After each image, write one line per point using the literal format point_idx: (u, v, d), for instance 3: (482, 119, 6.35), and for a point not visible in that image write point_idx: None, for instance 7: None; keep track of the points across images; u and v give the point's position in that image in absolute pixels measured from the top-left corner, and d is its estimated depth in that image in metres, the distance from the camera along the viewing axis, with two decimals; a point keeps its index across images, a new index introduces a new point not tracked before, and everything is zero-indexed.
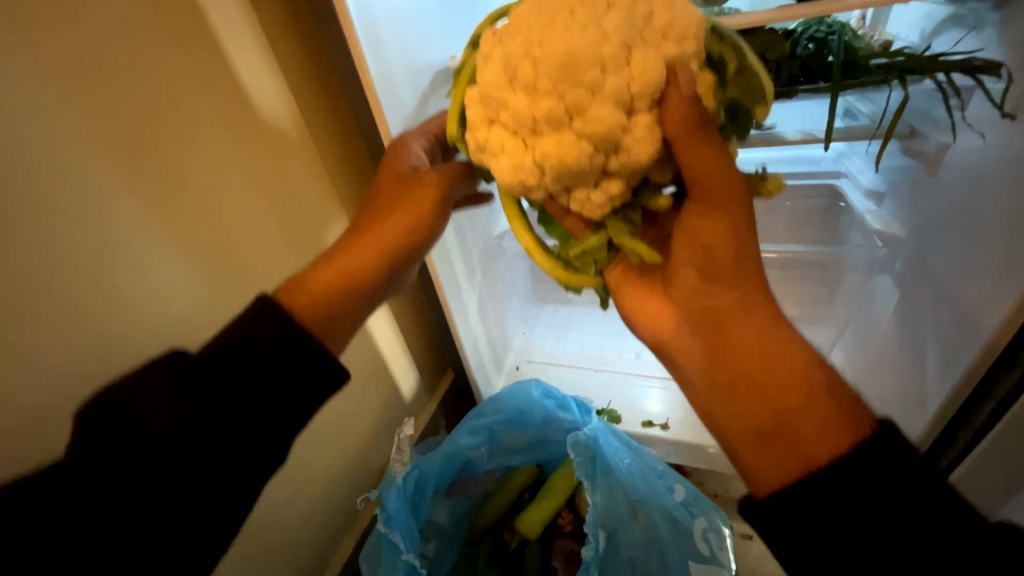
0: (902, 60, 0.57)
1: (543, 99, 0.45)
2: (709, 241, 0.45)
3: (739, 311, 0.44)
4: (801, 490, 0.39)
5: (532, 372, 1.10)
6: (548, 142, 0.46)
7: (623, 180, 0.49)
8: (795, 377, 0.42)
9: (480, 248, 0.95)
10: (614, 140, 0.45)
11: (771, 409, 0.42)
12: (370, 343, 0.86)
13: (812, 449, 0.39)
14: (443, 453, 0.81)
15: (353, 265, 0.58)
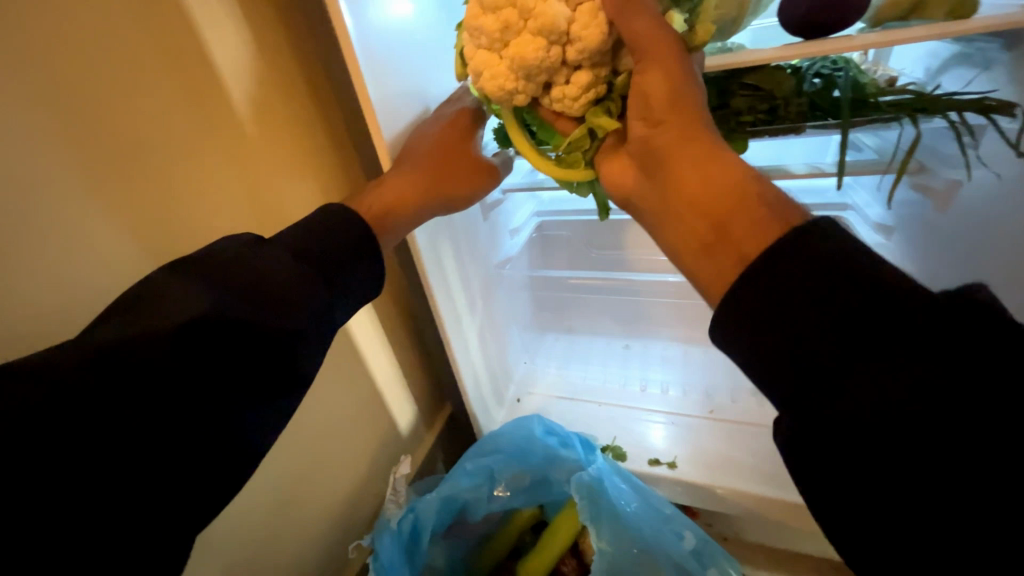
0: (911, 98, 0.57)
1: (502, 10, 0.51)
2: (652, 93, 0.46)
3: (682, 145, 0.45)
4: (741, 292, 0.39)
5: (533, 405, 1.07)
6: (512, 44, 0.52)
7: (592, 72, 0.53)
8: (731, 202, 0.42)
9: (481, 277, 0.92)
10: (562, 30, 0.50)
11: (709, 219, 0.43)
12: (367, 374, 0.83)
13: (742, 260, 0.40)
14: (441, 496, 0.76)
15: (417, 178, 0.63)
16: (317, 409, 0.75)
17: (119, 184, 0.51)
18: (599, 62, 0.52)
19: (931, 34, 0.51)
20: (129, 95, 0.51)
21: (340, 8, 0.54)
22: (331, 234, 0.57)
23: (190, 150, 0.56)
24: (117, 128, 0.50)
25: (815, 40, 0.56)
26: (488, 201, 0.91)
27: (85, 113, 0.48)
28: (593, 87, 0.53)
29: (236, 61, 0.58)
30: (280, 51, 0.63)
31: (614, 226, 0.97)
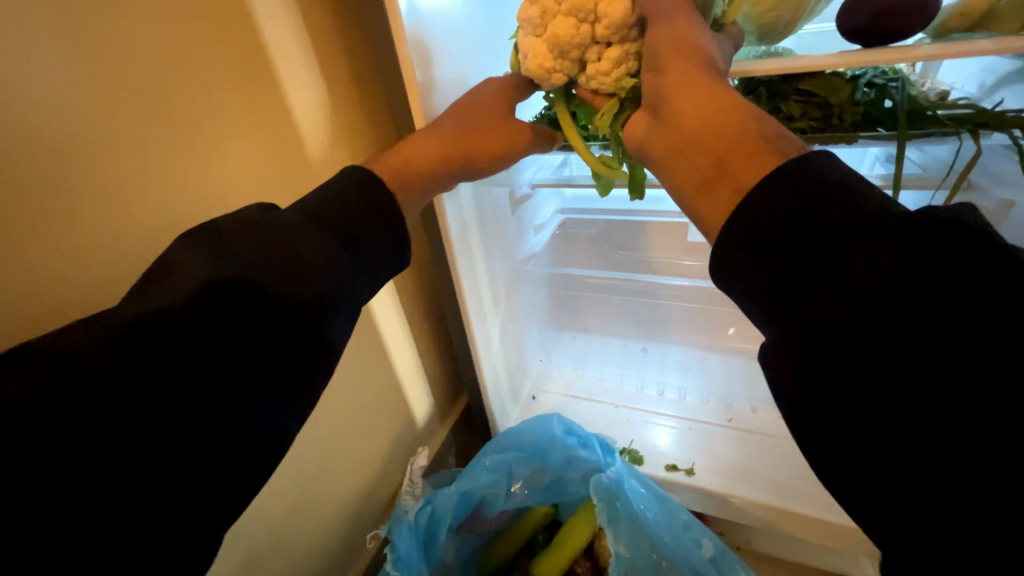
0: (970, 112, 0.56)
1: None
2: (659, 40, 0.46)
3: (682, 82, 0.43)
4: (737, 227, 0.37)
5: (548, 403, 1.06)
6: (550, 25, 0.52)
7: (622, 47, 0.51)
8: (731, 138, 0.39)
9: (505, 273, 0.91)
10: (590, 8, 0.50)
11: (708, 155, 0.40)
12: (389, 366, 0.83)
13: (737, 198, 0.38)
14: (459, 491, 0.76)
15: (446, 145, 0.60)
16: (341, 398, 0.75)
17: (169, 166, 0.50)
18: (630, 36, 0.51)
19: (997, 48, 0.49)
20: (177, 68, 0.49)
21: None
22: (347, 195, 0.53)
23: (234, 129, 0.55)
24: (165, 104, 0.49)
25: (875, 49, 0.54)
26: (516, 195, 0.90)
27: (136, 85, 0.46)
28: (625, 60, 0.52)
29: (282, 39, 0.57)
30: (324, 33, 0.62)
31: (642, 228, 0.95)
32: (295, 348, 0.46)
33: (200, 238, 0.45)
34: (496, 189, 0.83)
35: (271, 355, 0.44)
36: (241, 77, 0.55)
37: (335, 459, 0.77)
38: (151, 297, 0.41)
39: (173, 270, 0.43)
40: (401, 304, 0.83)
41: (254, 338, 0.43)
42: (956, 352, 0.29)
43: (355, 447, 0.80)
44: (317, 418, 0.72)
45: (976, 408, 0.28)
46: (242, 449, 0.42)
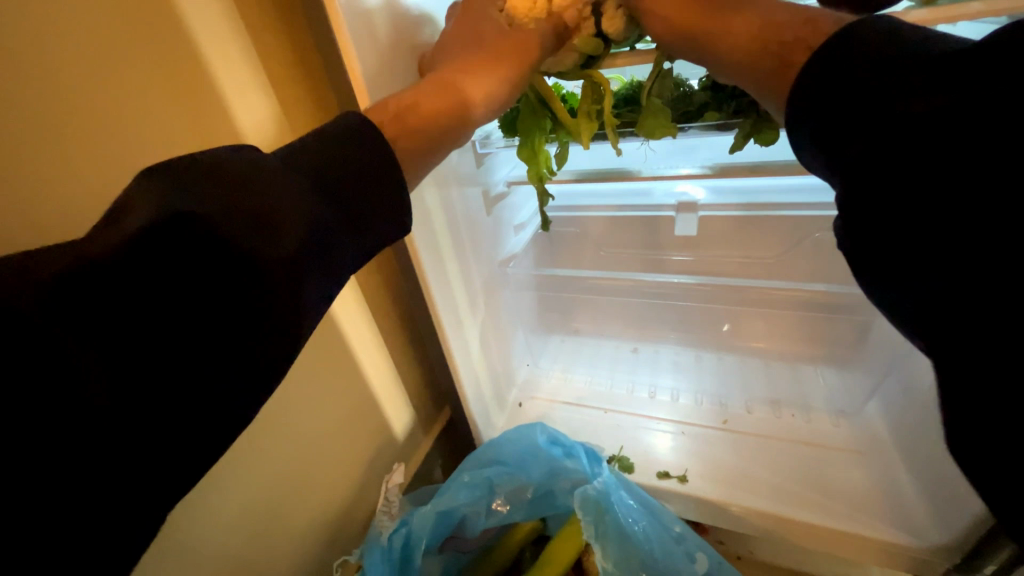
0: None
1: None
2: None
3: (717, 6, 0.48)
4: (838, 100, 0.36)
5: (536, 410, 1.02)
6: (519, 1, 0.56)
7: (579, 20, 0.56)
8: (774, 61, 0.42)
9: (483, 277, 0.87)
10: None
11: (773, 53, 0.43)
12: (361, 380, 0.79)
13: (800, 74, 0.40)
14: (437, 511, 0.71)
15: (482, 68, 0.54)
16: (311, 415, 0.72)
17: (99, 173, 0.48)
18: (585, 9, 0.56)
19: (989, 11, 0.45)
20: (87, 72, 0.45)
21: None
22: (347, 142, 0.46)
23: (171, 134, 0.52)
24: (84, 107, 0.46)
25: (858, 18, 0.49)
26: (492, 194, 0.85)
27: (45, 103, 0.43)
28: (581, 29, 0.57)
29: (213, 33, 0.52)
30: (264, 29, 0.57)
31: (624, 223, 0.91)
32: (269, 309, 0.39)
33: (169, 178, 0.38)
34: (469, 187, 0.79)
35: (245, 315, 0.39)
36: (169, 76, 0.50)
37: (305, 481, 0.73)
38: (104, 239, 0.35)
39: (125, 214, 0.36)
40: (373, 315, 0.78)
41: (225, 299, 0.38)
42: (951, 203, 0.29)
43: (329, 467, 0.77)
44: (284, 437, 0.68)
45: (978, 245, 0.28)
46: (203, 405, 0.38)
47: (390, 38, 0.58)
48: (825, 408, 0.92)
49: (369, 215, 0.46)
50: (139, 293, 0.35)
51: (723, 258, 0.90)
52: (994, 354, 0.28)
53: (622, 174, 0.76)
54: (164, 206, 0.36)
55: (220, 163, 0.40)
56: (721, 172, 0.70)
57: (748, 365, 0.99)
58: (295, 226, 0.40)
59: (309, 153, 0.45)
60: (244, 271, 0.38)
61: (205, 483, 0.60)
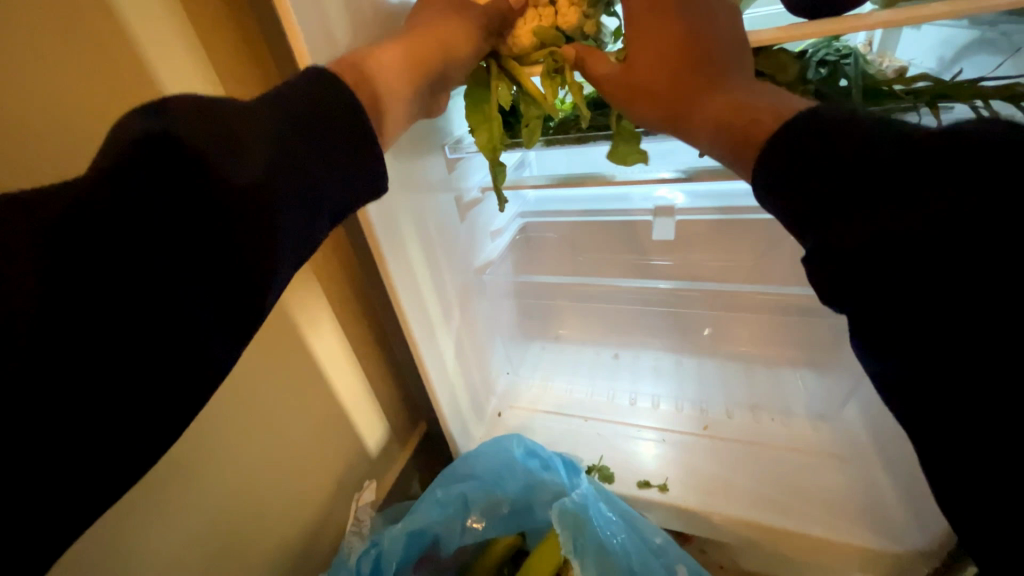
0: (930, 84, 0.52)
1: None
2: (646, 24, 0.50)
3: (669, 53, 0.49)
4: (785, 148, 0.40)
5: (516, 419, 1.00)
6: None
7: (539, 12, 0.57)
8: (742, 118, 0.44)
9: (458, 285, 0.85)
10: None
11: (737, 122, 0.45)
12: (331, 394, 0.76)
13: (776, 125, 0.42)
14: (408, 529, 0.68)
15: (423, 55, 0.53)
16: (275, 432, 0.69)
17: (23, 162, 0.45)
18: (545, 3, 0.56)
19: (948, 12, 0.45)
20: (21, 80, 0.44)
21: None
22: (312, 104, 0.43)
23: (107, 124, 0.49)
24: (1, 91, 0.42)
25: (823, 20, 0.49)
26: (466, 200, 0.84)
27: None
28: (540, 15, 0.57)
29: (160, 37, 0.51)
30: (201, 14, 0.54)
31: (601, 228, 0.91)
32: (254, 251, 0.39)
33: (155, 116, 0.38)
34: (440, 194, 0.77)
35: (229, 258, 0.38)
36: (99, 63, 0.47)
37: (270, 499, 0.70)
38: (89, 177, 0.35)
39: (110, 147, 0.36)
40: (343, 325, 0.76)
41: (207, 238, 0.37)
42: (944, 249, 0.32)
43: (297, 483, 0.74)
44: (243, 453, 0.65)
45: None
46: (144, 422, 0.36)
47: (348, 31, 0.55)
48: (806, 413, 0.91)
49: (345, 172, 0.44)
50: (123, 222, 0.35)
51: (701, 262, 0.89)
52: (948, 362, 0.32)
53: (597, 178, 0.75)
54: (151, 137, 0.36)
55: (209, 105, 0.39)
56: (694, 176, 0.69)
57: (728, 369, 0.99)
58: (277, 178, 0.40)
59: (295, 107, 0.43)
60: (231, 209, 0.38)
61: (157, 496, 0.56)
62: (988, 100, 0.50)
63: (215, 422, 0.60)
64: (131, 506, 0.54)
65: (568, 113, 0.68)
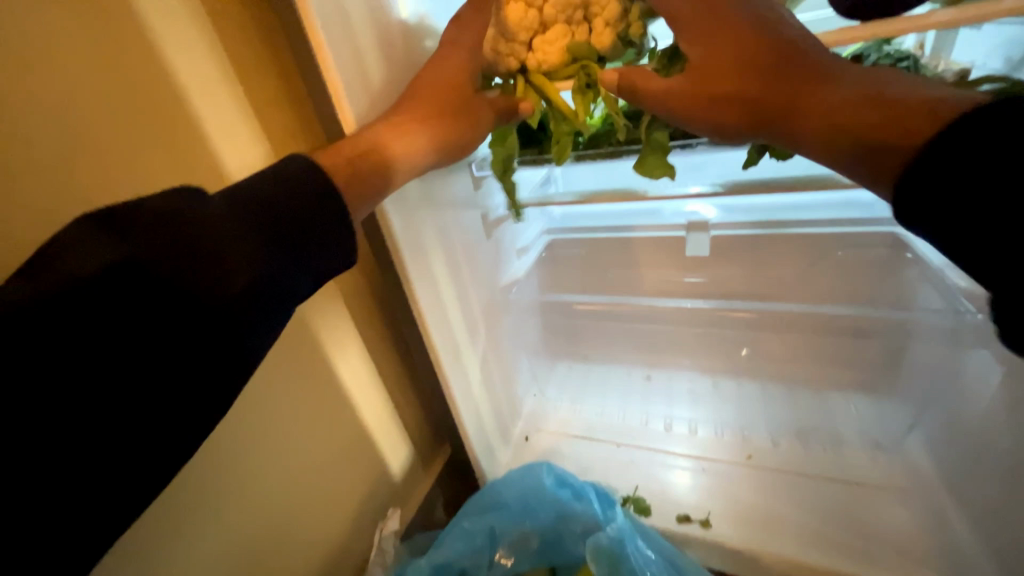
0: (1002, 85, 0.48)
1: None
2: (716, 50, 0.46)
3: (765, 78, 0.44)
4: (926, 157, 0.34)
5: (543, 444, 0.96)
6: (513, 11, 0.54)
7: (569, 28, 0.55)
8: (882, 123, 0.37)
9: (483, 304, 0.83)
10: None
11: (886, 133, 0.37)
12: (353, 417, 0.74)
13: (928, 127, 0.35)
14: (433, 563, 0.65)
15: (425, 116, 0.54)
16: (295, 460, 0.67)
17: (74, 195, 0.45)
18: (576, 19, 0.54)
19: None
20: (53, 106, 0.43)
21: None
22: (302, 181, 0.43)
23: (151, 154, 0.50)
24: None
25: (878, 20, 0.45)
26: (491, 217, 0.82)
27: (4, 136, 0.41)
28: (574, 35, 0.55)
29: (190, 62, 0.51)
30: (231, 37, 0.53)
31: (632, 244, 0.87)
32: (226, 346, 0.38)
33: (106, 228, 0.37)
34: (466, 211, 0.75)
35: (203, 358, 0.37)
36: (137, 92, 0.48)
37: (291, 528, 0.68)
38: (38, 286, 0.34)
39: (53, 266, 0.35)
40: (367, 347, 0.74)
41: (176, 345, 0.36)
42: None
43: (319, 510, 0.72)
44: (265, 479, 0.63)
45: None
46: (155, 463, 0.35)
47: (376, 50, 0.54)
48: (859, 442, 0.84)
49: (317, 242, 0.43)
50: (91, 342, 0.34)
51: (739, 278, 0.84)
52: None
53: (627, 194, 0.72)
54: (103, 258, 0.35)
55: (158, 207, 0.38)
56: (733, 189, 0.65)
57: (772, 395, 0.91)
58: (238, 270, 0.38)
59: (251, 195, 0.42)
60: (196, 313, 0.37)
61: (178, 526, 0.55)
62: None
63: (236, 448, 0.59)
64: (153, 538, 0.52)
65: (599, 125, 0.66)
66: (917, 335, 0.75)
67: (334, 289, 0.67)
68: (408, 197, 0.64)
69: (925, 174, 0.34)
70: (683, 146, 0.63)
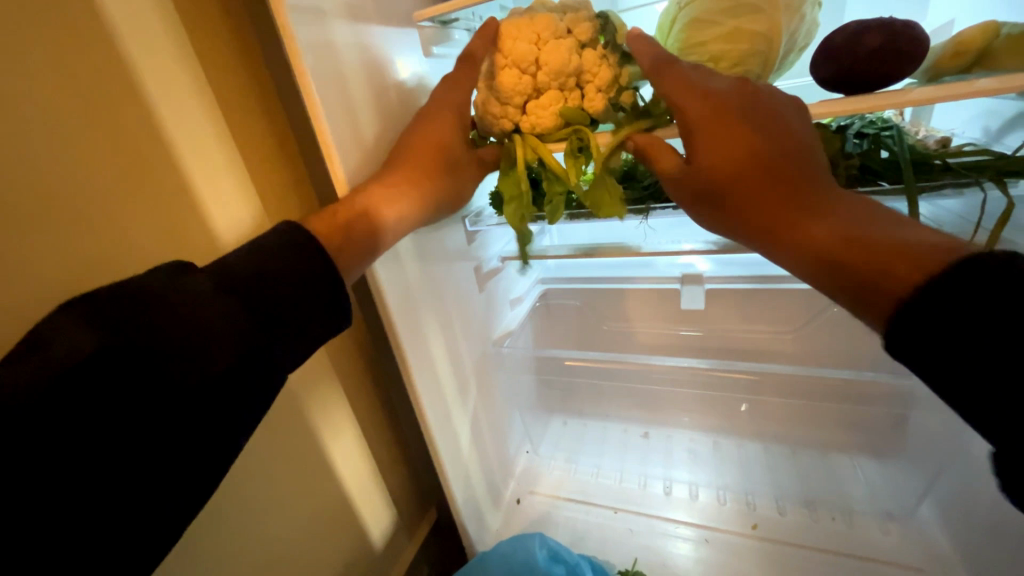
0: (990, 159, 0.48)
1: (513, 55, 0.55)
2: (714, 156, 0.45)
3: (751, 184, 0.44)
4: (916, 300, 0.33)
5: (536, 508, 0.91)
6: (507, 77, 0.55)
7: (562, 92, 0.56)
8: (856, 252, 0.38)
9: (474, 359, 0.80)
10: (532, 61, 0.54)
11: (860, 257, 0.37)
12: (334, 482, 0.69)
13: (916, 274, 0.34)
14: None
15: (409, 177, 0.54)
16: (263, 537, 0.61)
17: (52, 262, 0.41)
18: (569, 84, 0.55)
19: (1006, 86, 0.42)
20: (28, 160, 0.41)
21: (295, 34, 0.45)
22: (289, 243, 0.44)
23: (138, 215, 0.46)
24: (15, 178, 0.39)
25: (859, 95, 0.47)
26: (485, 269, 0.81)
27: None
28: (566, 100, 0.56)
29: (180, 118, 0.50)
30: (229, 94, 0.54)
31: (626, 296, 0.86)
32: (216, 427, 0.38)
33: (95, 311, 0.36)
34: (458, 265, 0.75)
35: (195, 440, 0.37)
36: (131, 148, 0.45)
37: None
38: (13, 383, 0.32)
39: (36, 355, 0.33)
40: (350, 405, 0.71)
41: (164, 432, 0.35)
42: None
43: None
44: (234, 557, 0.57)
45: None
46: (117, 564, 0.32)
47: (373, 111, 0.56)
48: (868, 510, 0.80)
49: (310, 313, 0.44)
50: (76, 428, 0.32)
51: (735, 334, 0.83)
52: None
53: (621, 249, 0.72)
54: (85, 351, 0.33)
55: (146, 288, 0.38)
56: (727, 247, 0.65)
57: (776, 456, 0.87)
58: (224, 348, 0.38)
59: (240, 268, 0.42)
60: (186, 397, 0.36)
61: None
62: None
63: (202, 526, 0.53)
64: None
65: (590, 187, 0.68)
66: (917, 399, 0.74)
67: (317, 346, 0.64)
68: (399, 253, 0.63)
69: (917, 320, 0.32)
70: (676, 206, 0.63)
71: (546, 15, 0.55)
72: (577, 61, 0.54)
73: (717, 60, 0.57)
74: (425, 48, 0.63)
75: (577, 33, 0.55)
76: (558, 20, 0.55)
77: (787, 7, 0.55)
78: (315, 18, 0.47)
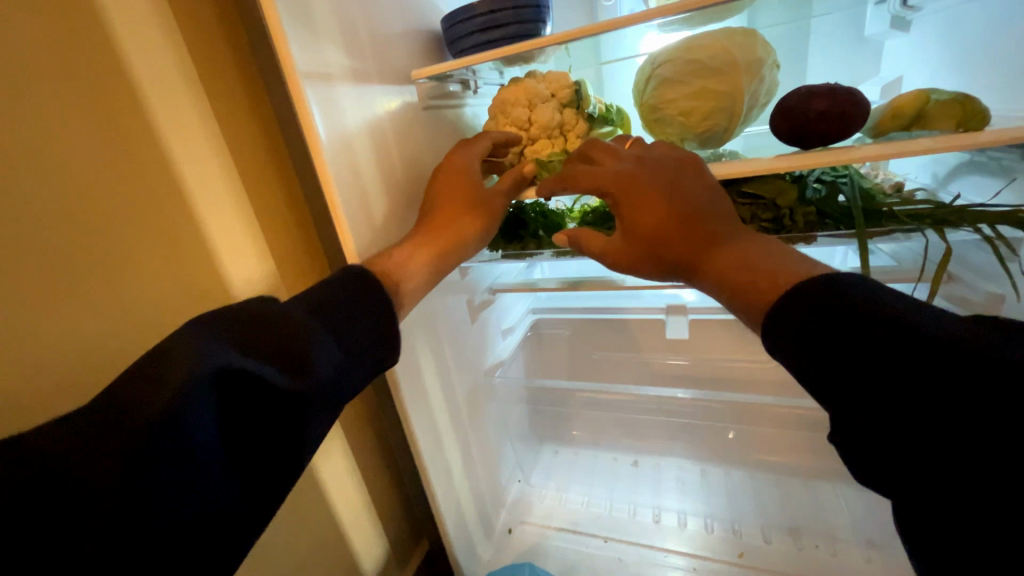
0: (930, 208, 0.53)
1: (512, 117, 0.64)
2: (648, 221, 0.48)
3: (677, 232, 0.47)
4: (793, 313, 0.38)
5: (527, 538, 0.91)
6: (506, 133, 0.65)
7: (551, 143, 0.64)
8: (750, 275, 0.43)
9: (466, 389, 0.83)
10: (526, 120, 0.63)
11: (739, 282, 0.44)
12: (329, 513, 0.70)
13: (769, 289, 0.41)
14: None
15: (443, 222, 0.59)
16: (253, 565, 0.61)
17: None
18: (557, 137, 0.64)
19: (938, 143, 0.47)
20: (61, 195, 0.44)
21: (306, 95, 0.50)
22: (355, 291, 0.49)
23: (154, 279, 0.51)
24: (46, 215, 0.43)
25: (811, 149, 0.52)
26: (477, 301, 0.84)
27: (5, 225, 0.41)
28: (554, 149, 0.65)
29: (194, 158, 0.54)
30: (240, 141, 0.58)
31: (617, 326, 0.91)
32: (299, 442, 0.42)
33: (219, 330, 0.41)
34: (450, 295, 0.78)
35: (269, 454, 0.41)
36: (138, 174, 0.49)
37: None
38: (140, 392, 0.36)
39: (168, 365, 0.38)
40: (345, 433, 0.73)
41: (273, 438, 0.41)
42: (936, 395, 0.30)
43: None
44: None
45: (995, 450, 0.29)
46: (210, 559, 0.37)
47: (374, 158, 0.60)
48: (853, 538, 0.81)
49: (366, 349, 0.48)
50: (174, 456, 0.35)
51: (718, 360, 0.88)
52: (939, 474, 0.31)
53: (606, 283, 0.76)
54: (202, 366, 0.37)
55: (265, 315, 0.44)
56: None
57: (761, 481, 0.91)
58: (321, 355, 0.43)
59: (323, 300, 0.47)
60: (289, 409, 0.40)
61: None
62: (992, 222, 0.51)
63: None
64: None
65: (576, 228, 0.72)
66: None
67: None
68: None
69: (794, 340, 0.38)
70: None
71: (534, 82, 0.63)
72: (562, 118, 0.63)
73: (687, 115, 0.63)
74: (421, 101, 0.68)
75: (560, 95, 0.64)
76: (548, 87, 0.64)
77: (747, 70, 0.61)
78: (322, 79, 0.52)
